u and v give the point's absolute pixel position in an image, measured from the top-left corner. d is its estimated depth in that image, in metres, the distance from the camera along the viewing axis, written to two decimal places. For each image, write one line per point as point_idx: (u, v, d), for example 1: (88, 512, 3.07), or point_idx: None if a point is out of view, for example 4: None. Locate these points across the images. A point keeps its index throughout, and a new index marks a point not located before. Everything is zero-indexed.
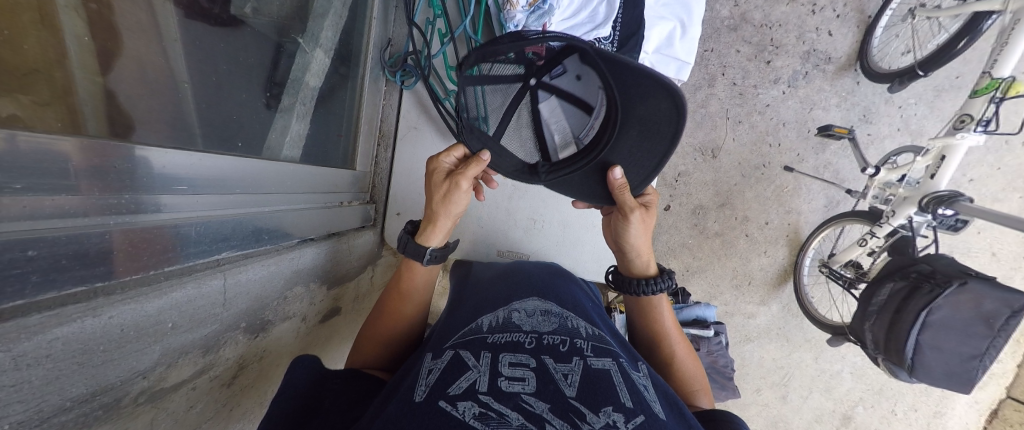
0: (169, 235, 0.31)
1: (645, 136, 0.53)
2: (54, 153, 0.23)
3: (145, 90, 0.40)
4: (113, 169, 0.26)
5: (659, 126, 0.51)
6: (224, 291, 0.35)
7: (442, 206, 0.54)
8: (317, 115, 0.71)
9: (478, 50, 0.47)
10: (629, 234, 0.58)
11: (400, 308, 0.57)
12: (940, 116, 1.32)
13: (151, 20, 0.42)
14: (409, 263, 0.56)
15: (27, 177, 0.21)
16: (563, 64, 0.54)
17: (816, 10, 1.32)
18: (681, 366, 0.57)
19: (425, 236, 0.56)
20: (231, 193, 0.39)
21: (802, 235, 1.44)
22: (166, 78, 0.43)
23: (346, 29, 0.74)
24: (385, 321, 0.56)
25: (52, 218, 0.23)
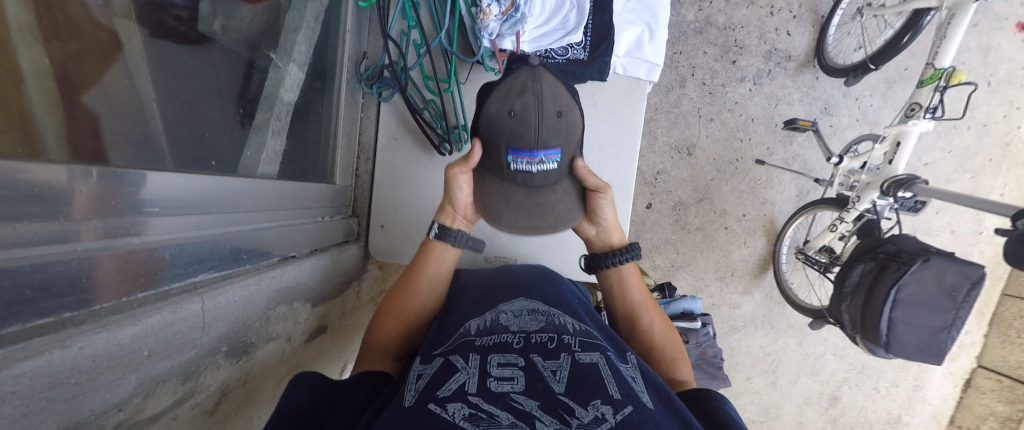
0: (143, 258, 0.30)
1: (571, 145, 0.61)
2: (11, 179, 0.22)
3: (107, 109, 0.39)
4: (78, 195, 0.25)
5: (571, 133, 0.60)
6: (203, 314, 0.34)
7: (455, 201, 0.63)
8: (294, 130, 0.70)
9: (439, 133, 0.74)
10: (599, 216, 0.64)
11: (407, 305, 0.59)
12: (893, 106, 1.42)
13: (112, 38, 0.42)
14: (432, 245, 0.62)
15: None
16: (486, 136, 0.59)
17: (774, 11, 1.40)
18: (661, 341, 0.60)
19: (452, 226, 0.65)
20: (206, 212, 0.38)
21: (777, 224, 1.50)
22: (130, 99, 0.41)
23: (319, 43, 0.73)
24: (405, 295, 0.59)
25: (14, 247, 0.22)
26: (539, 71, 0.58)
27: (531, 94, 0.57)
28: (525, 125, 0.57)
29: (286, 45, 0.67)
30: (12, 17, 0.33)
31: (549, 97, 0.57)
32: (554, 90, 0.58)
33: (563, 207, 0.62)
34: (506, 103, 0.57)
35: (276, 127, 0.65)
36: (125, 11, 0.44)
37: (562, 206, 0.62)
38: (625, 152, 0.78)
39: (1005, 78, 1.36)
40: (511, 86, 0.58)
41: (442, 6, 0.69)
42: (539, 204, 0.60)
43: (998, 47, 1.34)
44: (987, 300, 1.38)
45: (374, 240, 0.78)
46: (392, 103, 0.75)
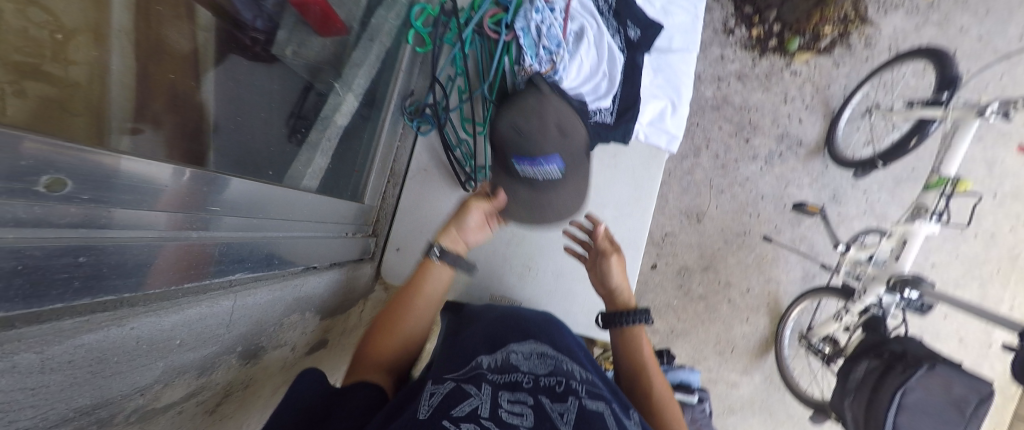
0: (197, 251, 0.32)
1: (569, 151, 0.66)
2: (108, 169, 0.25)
3: (173, 106, 0.45)
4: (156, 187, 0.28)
5: (568, 144, 0.65)
6: (232, 311, 0.35)
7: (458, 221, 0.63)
8: (339, 151, 0.75)
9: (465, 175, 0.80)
10: (607, 274, 0.69)
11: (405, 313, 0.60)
12: (900, 203, 1.46)
13: (189, 50, 0.50)
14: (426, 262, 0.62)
15: (80, 184, 0.23)
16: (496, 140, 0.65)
17: (788, 99, 1.50)
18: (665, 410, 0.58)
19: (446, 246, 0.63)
20: (257, 215, 0.41)
21: (781, 304, 1.50)
22: (193, 100, 0.48)
23: (376, 77, 0.80)
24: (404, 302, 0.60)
25: (103, 227, 0.25)
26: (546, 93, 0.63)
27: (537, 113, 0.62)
28: (529, 138, 0.62)
29: (349, 77, 0.75)
30: (116, 23, 0.42)
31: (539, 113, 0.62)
32: (551, 108, 0.64)
33: (556, 201, 0.69)
34: (515, 119, 0.62)
35: (326, 147, 0.71)
36: (205, 28, 0.54)
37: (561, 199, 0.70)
38: (639, 214, 0.82)
39: (1011, 192, 1.41)
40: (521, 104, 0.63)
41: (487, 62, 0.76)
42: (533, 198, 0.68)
43: (1003, 162, 1.40)
44: (999, 419, 1.32)
45: (388, 263, 0.80)
46: (428, 138, 0.81)
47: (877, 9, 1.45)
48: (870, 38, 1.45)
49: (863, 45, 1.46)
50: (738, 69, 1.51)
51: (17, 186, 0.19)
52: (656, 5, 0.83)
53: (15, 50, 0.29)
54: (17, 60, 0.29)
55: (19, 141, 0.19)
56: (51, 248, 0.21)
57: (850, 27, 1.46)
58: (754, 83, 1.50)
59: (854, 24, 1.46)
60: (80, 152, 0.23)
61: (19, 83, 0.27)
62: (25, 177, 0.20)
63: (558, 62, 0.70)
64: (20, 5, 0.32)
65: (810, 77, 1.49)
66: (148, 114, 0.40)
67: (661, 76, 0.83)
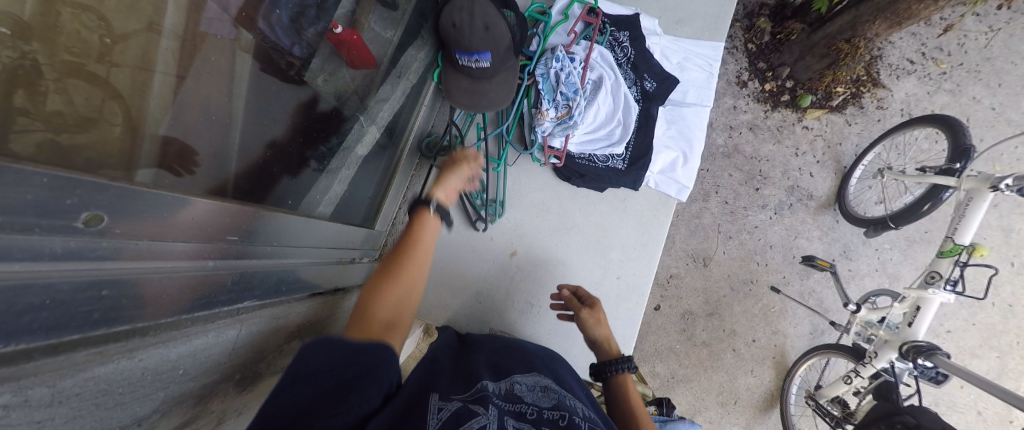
0: (209, 282, 0.33)
1: (500, 52, 0.68)
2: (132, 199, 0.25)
3: (206, 120, 0.46)
4: (178, 221, 0.29)
5: (501, 41, 0.67)
6: (235, 340, 0.36)
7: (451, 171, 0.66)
8: (357, 178, 0.76)
9: (478, 214, 0.81)
10: (590, 328, 0.68)
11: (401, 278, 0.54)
12: (913, 264, 1.44)
13: (229, 67, 0.52)
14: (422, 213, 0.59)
15: (115, 218, 0.24)
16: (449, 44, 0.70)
17: (799, 152, 1.52)
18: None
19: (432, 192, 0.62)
20: (272, 246, 0.42)
21: (788, 359, 1.46)
22: (222, 111, 0.49)
23: (399, 110, 0.83)
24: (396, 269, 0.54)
25: (128, 260, 0.26)
26: None
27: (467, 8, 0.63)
28: (462, 36, 0.66)
29: (373, 110, 0.77)
30: (172, 26, 0.46)
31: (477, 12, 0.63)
32: (483, 7, 0.62)
33: (496, 96, 0.75)
34: (451, 17, 0.65)
35: (344, 175, 0.72)
36: (246, 47, 0.54)
37: (499, 93, 0.75)
38: (644, 263, 0.81)
39: None
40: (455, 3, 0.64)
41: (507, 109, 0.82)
42: (478, 88, 0.74)
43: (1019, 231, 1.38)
44: None
45: None
46: None
47: (889, 73, 1.48)
48: (882, 100, 1.48)
49: (875, 106, 1.48)
50: (750, 120, 1.54)
51: (59, 223, 0.21)
52: (673, 61, 0.87)
53: (67, 49, 0.34)
54: (68, 60, 0.34)
55: (71, 185, 0.21)
56: (77, 283, 0.22)
57: (863, 88, 1.48)
58: (766, 134, 1.53)
59: (867, 85, 1.48)
60: (117, 189, 0.24)
61: (62, 80, 0.32)
62: (68, 215, 0.21)
63: (574, 107, 0.73)
64: (76, 9, 0.36)
65: (821, 133, 1.51)
66: (175, 130, 0.41)
67: (673, 128, 0.87)
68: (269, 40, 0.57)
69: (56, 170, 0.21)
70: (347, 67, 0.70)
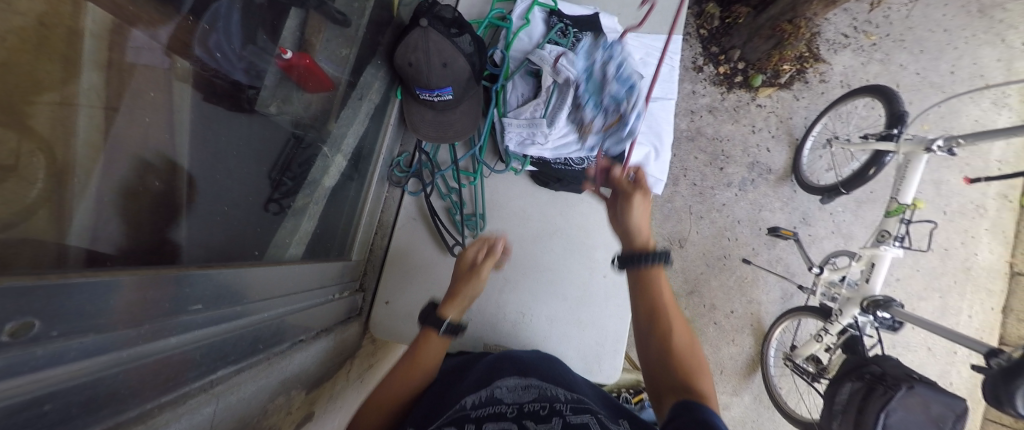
0: (174, 360, 0.30)
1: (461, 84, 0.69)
2: (70, 291, 0.22)
3: (149, 164, 0.39)
4: (122, 302, 0.26)
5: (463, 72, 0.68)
6: (213, 417, 0.33)
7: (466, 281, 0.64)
8: (326, 211, 0.73)
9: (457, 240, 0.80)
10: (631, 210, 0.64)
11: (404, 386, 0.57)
12: (863, 223, 1.56)
13: (167, 96, 0.43)
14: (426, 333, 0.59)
15: (48, 321, 0.21)
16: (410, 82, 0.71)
17: (755, 130, 1.60)
18: (698, 375, 0.54)
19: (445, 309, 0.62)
20: (242, 304, 0.39)
21: (764, 324, 1.56)
22: (166, 154, 0.42)
23: (364, 133, 0.79)
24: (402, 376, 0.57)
25: (61, 364, 0.22)
26: (428, 30, 0.64)
27: (421, 50, 0.65)
28: (420, 72, 0.67)
29: (337, 137, 0.73)
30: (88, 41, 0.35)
31: (434, 50, 0.64)
32: (438, 45, 0.64)
33: (463, 123, 0.75)
34: (405, 57, 0.67)
35: (313, 211, 0.69)
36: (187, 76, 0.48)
37: (466, 122, 0.75)
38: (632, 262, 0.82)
39: (958, 210, 1.53)
40: (406, 46, 0.66)
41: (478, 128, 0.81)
42: (445, 118, 0.75)
43: (948, 183, 1.53)
44: None
45: (377, 318, 0.78)
46: (416, 196, 0.82)
47: (828, 48, 1.60)
48: (824, 73, 1.60)
49: (818, 80, 1.59)
50: (709, 102, 1.60)
51: None
52: (636, 56, 0.88)
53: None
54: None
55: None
56: (14, 405, 0.19)
57: (806, 64, 1.59)
58: (725, 115, 1.60)
59: (809, 61, 1.59)
60: (46, 287, 0.20)
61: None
62: None
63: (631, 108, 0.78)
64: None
65: (774, 109, 1.60)
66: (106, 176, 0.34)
67: (643, 123, 0.88)
68: (210, 67, 0.49)
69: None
70: (301, 91, 0.65)
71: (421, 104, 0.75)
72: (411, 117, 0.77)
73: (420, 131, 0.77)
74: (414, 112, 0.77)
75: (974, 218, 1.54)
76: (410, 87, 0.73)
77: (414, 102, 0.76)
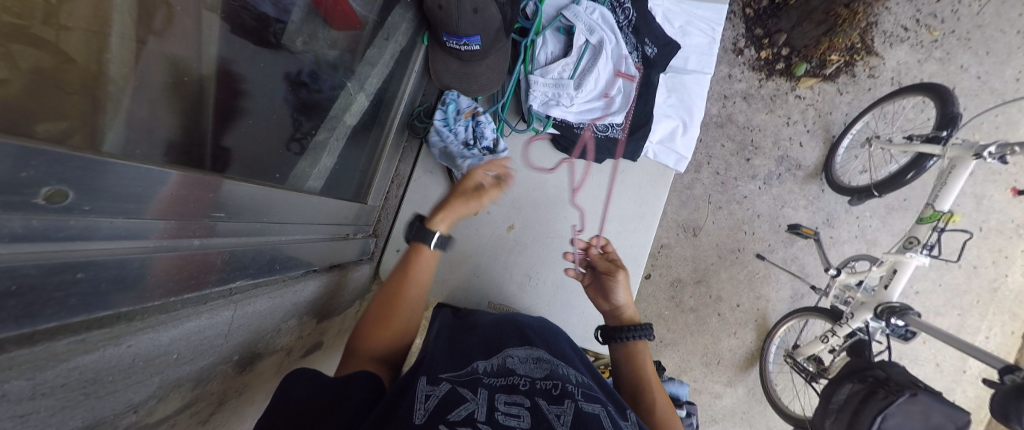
0: (198, 260, 0.31)
1: (491, 33, 0.67)
2: (112, 170, 0.22)
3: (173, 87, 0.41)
4: (153, 195, 0.26)
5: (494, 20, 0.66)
6: (232, 321, 0.34)
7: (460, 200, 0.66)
8: (345, 151, 0.72)
9: None
10: (614, 293, 0.67)
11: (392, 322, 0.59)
12: (890, 230, 1.49)
13: (196, 26, 0.45)
14: (417, 246, 0.63)
15: (82, 194, 0.21)
16: (439, 28, 0.69)
17: (790, 122, 1.51)
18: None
19: (433, 221, 0.64)
20: (259, 222, 0.39)
21: (769, 322, 1.54)
22: (190, 81, 0.43)
23: (388, 77, 0.77)
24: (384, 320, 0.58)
25: (67, 240, 0.21)
26: None
27: None
28: (449, 16, 0.65)
29: (361, 75, 0.71)
30: None
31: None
32: None
33: (487, 78, 0.73)
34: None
35: (333, 146, 0.68)
36: (213, 7, 0.47)
37: (490, 76, 0.73)
38: (592, 216, 0.81)
39: (996, 227, 1.44)
40: None
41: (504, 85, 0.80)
42: (469, 70, 0.73)
43: (991, 198, 1.43)
44: None
45: (387, 263, 0.78)
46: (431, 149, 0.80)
47: (883, 40, 1.46)
48: (875, 68, 1.47)
49: (867, 74, 1.47)
50: (744, 89, 1.52)
51: (15, 199, 0.18)
52: (675, 24, 0.83)
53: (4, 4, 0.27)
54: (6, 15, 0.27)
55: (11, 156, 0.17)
56: (47, 266, 0.20)
57: (857, 56, 1.47)
58: (759, 104, 1.52)
59: (860, 53, 1.47)
60: (84, 160, 0.20)
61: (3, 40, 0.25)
62: (24, 191, 0.18)
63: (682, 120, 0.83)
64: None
65: (813, 102, 1.50)
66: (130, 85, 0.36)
67: (674, 96, 0.84)
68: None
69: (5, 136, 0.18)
70: (328, 28, 0.64)
71: (448, 54, 0.73)
72: (437, 69, 0.76)
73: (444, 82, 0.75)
74: (439, 62, 0.75)
75: (1012, 238, 1.45)
76: (438, 34, 0.71)
77: (441, 52, 0.74)
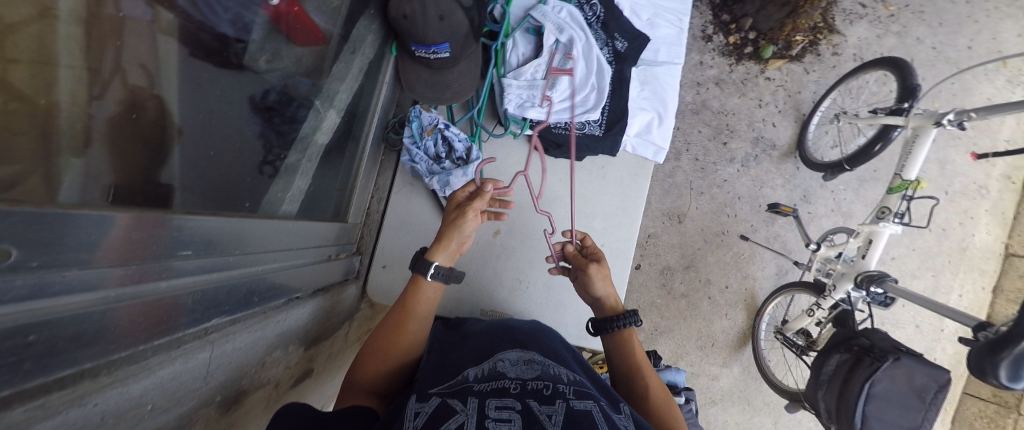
0: (167, 305, 0.29)
1: (461, 39, 0.66)
2: (56, 220, 0.21)
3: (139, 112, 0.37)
4: (109, 241, 0.24)
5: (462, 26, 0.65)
6: (209, 362, 0.33)
7: (453, 228, 0.64)
8: (320, 170, 0.71)
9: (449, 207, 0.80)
10: (592, 286, 0.69)
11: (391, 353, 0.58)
12: (863, 201, 1.55)
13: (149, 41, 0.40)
14: (415, 279, 0.62)
15: (29, 249, 0.20)
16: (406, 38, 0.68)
17: (762, 104, 1.55)
18: (669, 412, 0.60)
19: (431, 253, 0.63)
20: (232, 256, 0.38)
21: (757, 300, 1.58)
22: (154, 103, 0.40)
23: (358, 91, 0.76)
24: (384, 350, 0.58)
25: (22, 299, 0.20)
26: None
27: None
28: (416, 25, 0.64)
29: (330, 92, 0.70)
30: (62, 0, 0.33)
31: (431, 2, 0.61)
32: None
33: (460, 84, 0.72)
34: (400, 9, 0.64)
35: (306, 168, 0.67)
36: None
37: (463, 83, 0.73)
38: (562, 217, 0.81)
39: (960, 190, 1.52)
40: None
41: (478, 91, 0.79)
42: (441, 78, 0.72)
43: (953, 162, 1.51)
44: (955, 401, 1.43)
45: (373, 279, 0.77)
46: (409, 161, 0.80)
47: (844, 18, 1.52)
48: (837, 46, 1.52)
49: (830, 52, 1.52)
50: (716, 74, 1.55)
51: None
52: (643, 17, 0.84)
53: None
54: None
55: None
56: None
57: (819, 36, 1.52)
58: (731, 88, 1.55)
59: (822, 33, 1.52)
60: (26, 214, 0.19)
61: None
62: None
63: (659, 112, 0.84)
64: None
65: (783, 83, 1.54)
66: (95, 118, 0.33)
67: (647, 88, 0.85)
68: (194, 19, 0.45)
69: None
70: (291, 44, 0.62)
71: (418, 63, 0.72)
72: (407, 78, 0.74)
73: (417, 92, 0.74)
74: (410, 72, 0.74)
75: (975, 198, 1.53)
76: (407, 44, 0.70)
77: (411, 61, 0.73)
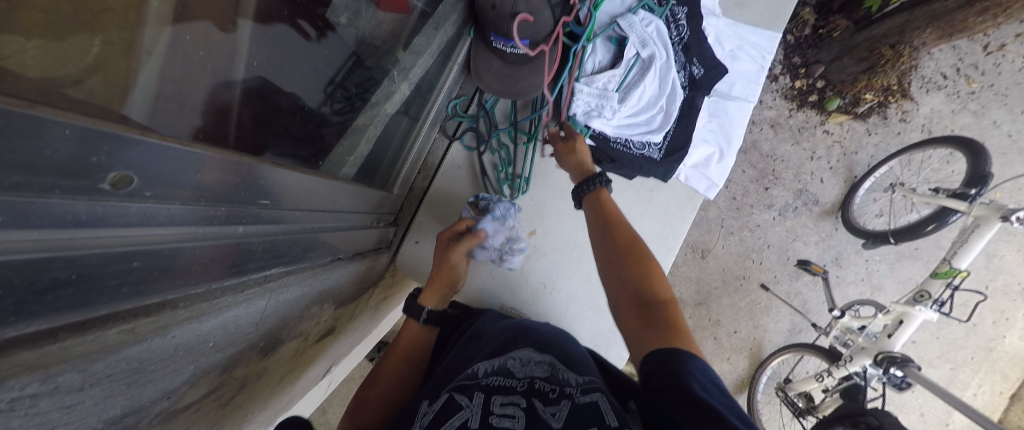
0: (242, 250, 0.30)
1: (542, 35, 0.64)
2: (178, 156, 0.21)
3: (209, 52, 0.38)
4: (212, 185, 0.25)
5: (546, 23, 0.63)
6: (264, 309, 0.35)
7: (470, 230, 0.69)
8: (381, 138, 0.70)
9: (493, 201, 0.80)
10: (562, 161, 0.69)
11: None
12: (897, 276, 1.48)
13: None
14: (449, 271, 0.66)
15: (148, 179, 0.19)
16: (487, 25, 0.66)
17: (815, 156, 1.49)
18: (654, 274, 0.52)
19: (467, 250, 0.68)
20: (298, 210, 0.38)
21: (763, 352, 1.54)
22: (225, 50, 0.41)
23: (434, 66, 0.74)
24: None
25: (132, 226, 0.20)
26: None
27: None
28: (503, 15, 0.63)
29: (407, 63, 0.66)
30: None
31: None
32: None
33: (529, 81, 0.71)
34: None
35: (371, 134, 0.64)
36: None
37: (533, 80, 0.72)
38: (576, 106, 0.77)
39: (1002, 287, 1.43)
40: None
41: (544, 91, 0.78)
42: (513, 71, 0.70)
43: (1003, 257, 1.42)
44: None
45: (404, 253, 0.78)
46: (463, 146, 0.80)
47: (920, 85, 1.42)
48: (907, 112, 1.43)
49: (899, 118, 1.43)
50: (773, 116, 1.49)
51: (82, 182, 0.16)
52: (725, 47, 0.80)
53: None
54: None
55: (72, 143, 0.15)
56: (109, 255, 0.19)
57: (891, 98, 1.42)
58: (786, 133, 1.49)
59: (895, 95, 1.42)
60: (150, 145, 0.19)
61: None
62: (92, 174, 0.16)
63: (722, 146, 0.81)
64: None
65: (840, 139, 1.47)
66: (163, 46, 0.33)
67: (714, 121, 0.82)
68: None
69: (63, 112, 0.16)
70: (374, 8, 0.62)
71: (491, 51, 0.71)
72: (478, 64, 0.73)
73: (484, 80, 0.73)
74: (482, 58, 0.73)
75: (1016, 300, 1.43)
76: (486, 31, 0.69)
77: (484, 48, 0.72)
